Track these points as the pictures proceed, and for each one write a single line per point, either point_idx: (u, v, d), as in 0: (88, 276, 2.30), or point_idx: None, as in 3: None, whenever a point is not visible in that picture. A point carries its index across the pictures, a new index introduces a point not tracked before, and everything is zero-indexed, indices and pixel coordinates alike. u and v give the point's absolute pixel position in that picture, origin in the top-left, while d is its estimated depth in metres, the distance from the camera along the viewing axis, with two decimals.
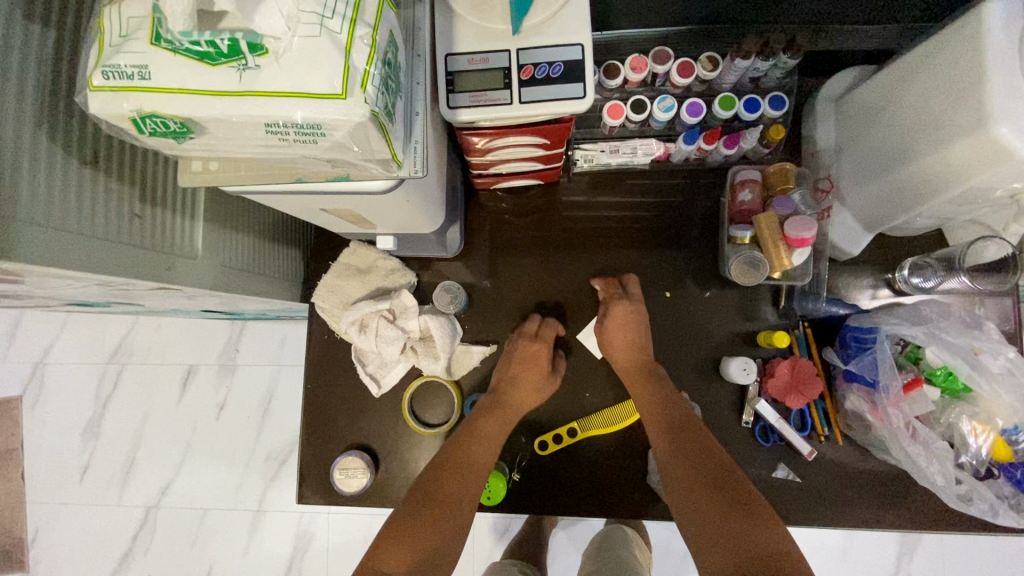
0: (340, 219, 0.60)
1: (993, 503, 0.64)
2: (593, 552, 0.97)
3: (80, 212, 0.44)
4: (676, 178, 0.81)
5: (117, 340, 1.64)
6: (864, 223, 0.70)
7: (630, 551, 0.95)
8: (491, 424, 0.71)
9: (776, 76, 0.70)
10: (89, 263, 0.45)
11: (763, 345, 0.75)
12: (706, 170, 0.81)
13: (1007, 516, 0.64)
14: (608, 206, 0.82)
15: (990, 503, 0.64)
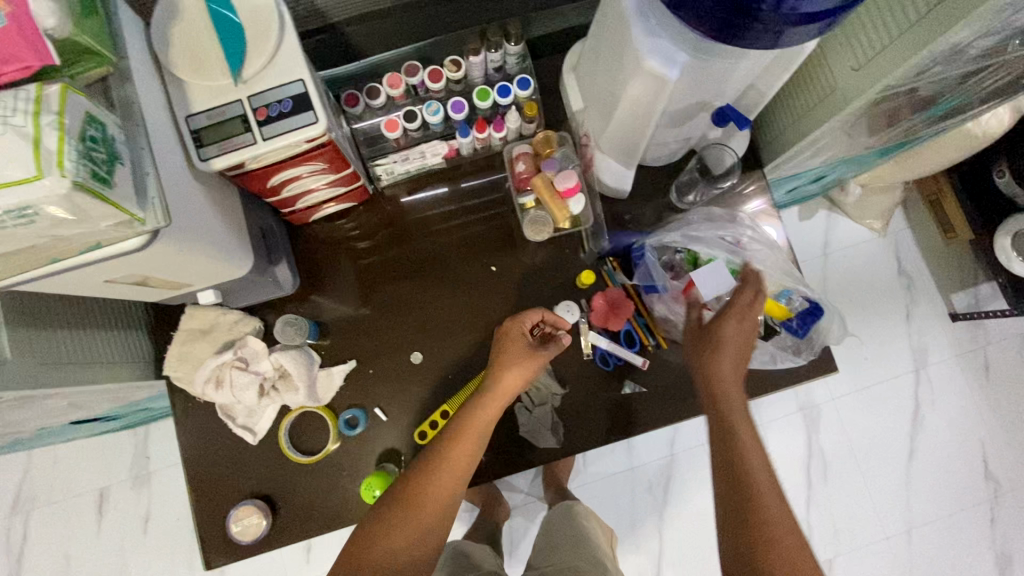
0: (144, 286, 0.64)
1: (769, 352, 0.79)
2: (549, 536, 0.99)
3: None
4: (477, 175, 0.92)
5: (14, 489, 1.54)
6: (622, 161, 0.81)
7: (584, 526, 0.98)
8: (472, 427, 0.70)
9: (513, 62, 0.81)
10: None
11: (580, 287, 0.86)
12: (497, 159, 0.92)
13: (784, 360, 0.80)
14: (425, 213, 0.91)
15: (767, 353, 0.79)
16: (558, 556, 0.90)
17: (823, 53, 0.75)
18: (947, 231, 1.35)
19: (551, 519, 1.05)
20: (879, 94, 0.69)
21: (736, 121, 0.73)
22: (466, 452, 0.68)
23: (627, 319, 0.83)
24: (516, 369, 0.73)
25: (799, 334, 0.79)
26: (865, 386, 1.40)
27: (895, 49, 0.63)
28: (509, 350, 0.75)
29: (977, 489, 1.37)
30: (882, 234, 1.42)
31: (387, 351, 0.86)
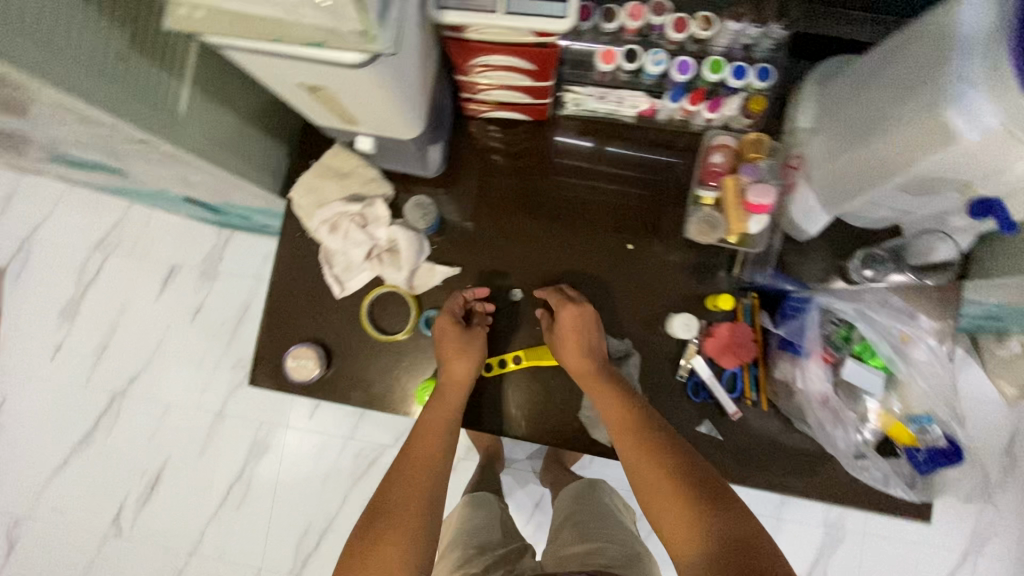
0: (322, 106, 0.62)
1: (885, 472, 0.72)
2: (572, 506, 1.09)
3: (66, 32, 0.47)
4: (637, 149, 0.85)
5: (105, 228, 1.67)
6: (825, 204, 0.72)
7: (602, 505, 1.09)
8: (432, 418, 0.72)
9: (766, 47, 0.72)
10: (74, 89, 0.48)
11: (707, 307, 0.79)
12: (666, 145, 0.84)
13: (895, 487, 0.72)
14: (570, 161, 0.85)
15: (883, 471, 0.72)
16: (588, 525, 1.01)
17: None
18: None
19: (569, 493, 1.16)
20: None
21: (999, 223, 0.59)
22: (427, 461, 0.68)
23: (742, 362, 0.76)
24: (460, 359, 0.75)
25: (918, 468, 0.71)
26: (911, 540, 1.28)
27: None
28: (450, 343, 0.76)
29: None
30: (1017, 407, 1.25)
31: (492, 275, 0.83)
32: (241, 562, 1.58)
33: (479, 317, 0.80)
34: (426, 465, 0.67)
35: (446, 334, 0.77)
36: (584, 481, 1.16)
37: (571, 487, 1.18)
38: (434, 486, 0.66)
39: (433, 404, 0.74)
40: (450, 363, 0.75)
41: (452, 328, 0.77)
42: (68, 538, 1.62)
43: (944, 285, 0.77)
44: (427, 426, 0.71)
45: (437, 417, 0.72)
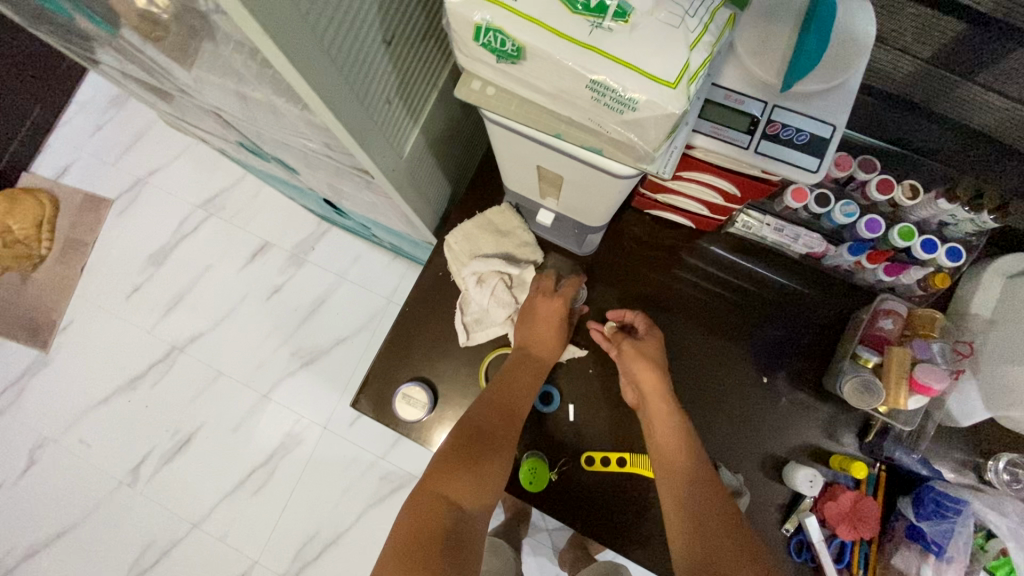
0: (532, 179, 0.63)
1: None
2: None
3: (365, 72, 0.50)
4: (772, 272, 0.83)
5: (216, 190, 1.73)
6: (988, 400, 0.69)
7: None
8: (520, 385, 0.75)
9: (964, 230, 0.70)
10: (351, 123, 0.50)
11: (832, 465, 0.75)
12: (802, 275, 0.82)
13: None
14: (700, 270, 0.84)
15: None
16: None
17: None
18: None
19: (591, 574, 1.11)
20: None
21: None
22: (512, 413, 0.73)
23: (859, 537, 0.72)
24: (553, 333, 0.78)
25: None
26: None
27: None
28: (548, 322, 0.79)
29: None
30: None
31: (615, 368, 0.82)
32: (240, 549, 1.55)
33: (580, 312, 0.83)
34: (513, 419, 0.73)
35: (543, 307, 0.79)
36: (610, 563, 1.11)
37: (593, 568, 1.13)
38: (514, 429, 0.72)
39: (519, 368, 0.77)
40: (542, 339, 0.78)
41: (554, 308, 0.78)
42: (84, 474, 1.62)
43: None
44: (517, 384, 0.76)
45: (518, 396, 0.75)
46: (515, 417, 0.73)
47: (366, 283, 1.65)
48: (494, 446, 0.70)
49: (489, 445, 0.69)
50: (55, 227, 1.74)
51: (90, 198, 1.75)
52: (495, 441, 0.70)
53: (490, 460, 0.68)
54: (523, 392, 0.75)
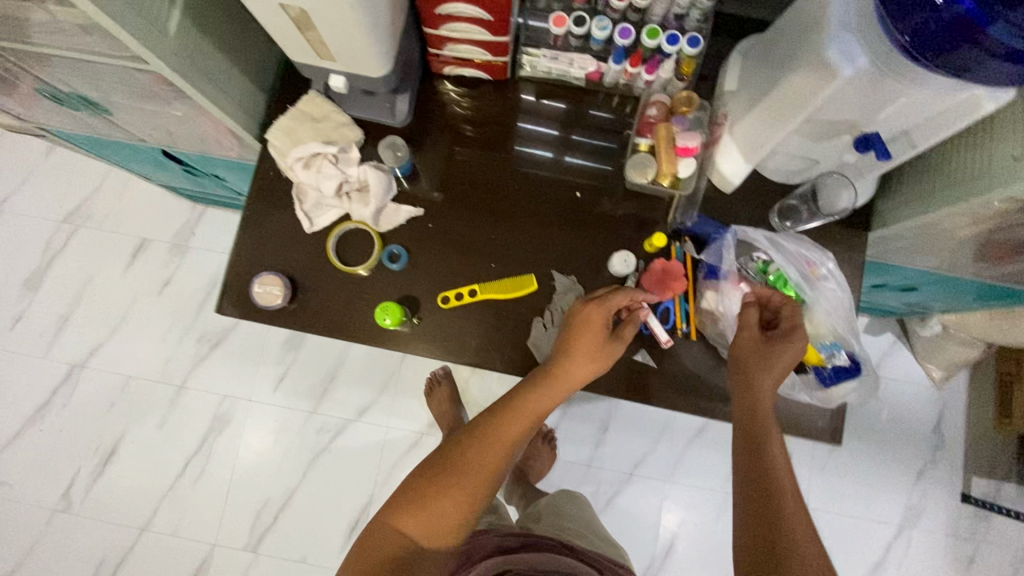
0: (299, 34, 0.69)
1: (792, 381, 0.78)
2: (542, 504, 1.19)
3: None
4: (596, 139, 0.93)
5: (78, 201, 1.68)
6: (744, 153, 0.82)
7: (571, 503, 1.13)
8: (536, 407, 0.77)
9: (695, 19, 0.83)
10: None
11: (644, 248, 0.87)
12: (617, 133, 0.93)
13: (799, 393, 0.78)
14: (539, 152, 0.93)
15: (790, 380, 0.78)
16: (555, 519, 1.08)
17: (992, 122, 0.72)
18: (1006, 417, 1.50)
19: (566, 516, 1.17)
20: (1000, 201, 0.71)
21: (877, 151, 0.72)
22: (495, 451, 0.74)
23: (674, 295, 0.84)
24: (589, 358, 0.78)
25: (824, 382, 0.78)
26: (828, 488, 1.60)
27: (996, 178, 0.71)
28: (585, 347, 0.77)
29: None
30: (937, 386, 1.62)
31: (454, 222, 0.90)
32: (195, 537, 1.56)
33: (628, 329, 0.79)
34: (496, 452, 0.74)
35: (584, 335, 0.78)
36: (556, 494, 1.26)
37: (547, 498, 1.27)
38: (496, 470, 0.74)
39: (520, 406, 0.77)
40: (573, 362, 0.77)
41: (599, 327, 0.78)
42: (10, 515, 1.57)
43: (846, 236, 0.88)
44: (509, 426, 0.76)
45: (509, 433, 0.75)
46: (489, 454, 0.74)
47: None
48: (467, 477, 0.72)
49: (463, 476, 0.72)
50: None
51: None
52: (464, 478, 0.72)
53: (461, 487, 0.72)
54: (517, 426, 0.76)
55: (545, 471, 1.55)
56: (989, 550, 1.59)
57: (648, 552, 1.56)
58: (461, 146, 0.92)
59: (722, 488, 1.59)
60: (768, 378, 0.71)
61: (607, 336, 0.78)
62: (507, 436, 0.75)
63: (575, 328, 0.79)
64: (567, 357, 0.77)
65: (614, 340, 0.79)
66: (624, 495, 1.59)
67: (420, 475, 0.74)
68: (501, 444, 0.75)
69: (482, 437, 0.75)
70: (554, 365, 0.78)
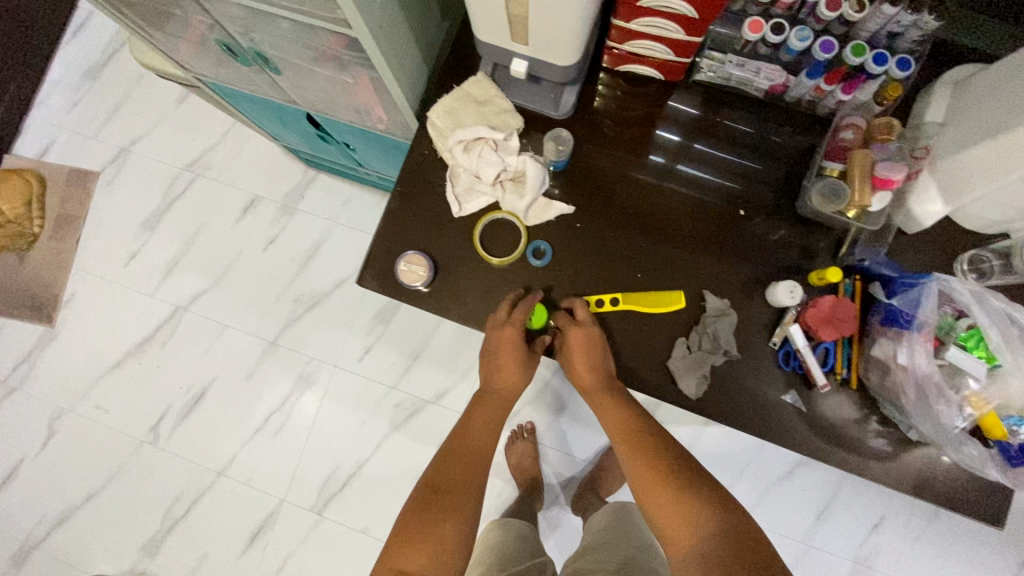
0: (502, 15, 0.67)
1: (980, 453, 0.71)
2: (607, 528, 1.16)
3: None
4: (731, 153, 0.87)
5: (200, 152, 1.75)
6: (944, 193, 0.74)
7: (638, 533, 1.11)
8: (472, 425, 0.82)
9: (911, 39, 0.75)
10: None
11: (810, 281, 0.81)
12: (789, 155, 0.87)
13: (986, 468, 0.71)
14: (666, 159, 0.88)
15: (977, 452, 0.71)
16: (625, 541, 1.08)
17: None
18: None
19: (614, 540, 1.09)
20: None
21: None
22: (460, 474, 0.75)
23: (840, 337, 0.77)
24: (510, 373, 0.83)
25: (1011, 462, 0.71)
26: (924, 559, 1.48)
27: None
28: (508, 359, 0.82)
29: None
30: None
31: (603, 224, 0.86)
32: (266, 490, 1.60)
33: (541, 342, 0.83)
34: (472, 466, 0.76)
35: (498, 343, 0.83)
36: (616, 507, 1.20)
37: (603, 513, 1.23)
38: (465, 489, 0.73)
39: (455, 437, 0.81)
40: (498, 372, 0.84)
41: (513, 343, 0.81)
42: (104, 438, 1.66)
43: None
44: (454, 449, 0.79)
45: (461, 449, 0.78)
46: (452, 472, 0.75)
47: (358, 224, 1.69)
48: (446, 500, 0.71)
49: (443, 507, 0.70)
50: (45, 205, 1.76)
51: (75, 173, 1.77)
52: (434, 511, 0.70)
53: (446, 516, 0.70)
54: (479, 440, 0.80)
55: (617, 487, 1.50)
56: None
57: None
58: (618, 145, 0.88)
59: (801, 538, 1.49)
60: (595, 373, 0.79)
61: (521, 351, 0.82)
62: (460, 456, 0.77)
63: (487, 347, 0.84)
64: (494, 369, 0.84)
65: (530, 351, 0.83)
66: None
67: (393, 533, 0.69)
68: (459, 465, 0.76)
69: (434, 469, 0.76)
70: (489, 385, 0.85)
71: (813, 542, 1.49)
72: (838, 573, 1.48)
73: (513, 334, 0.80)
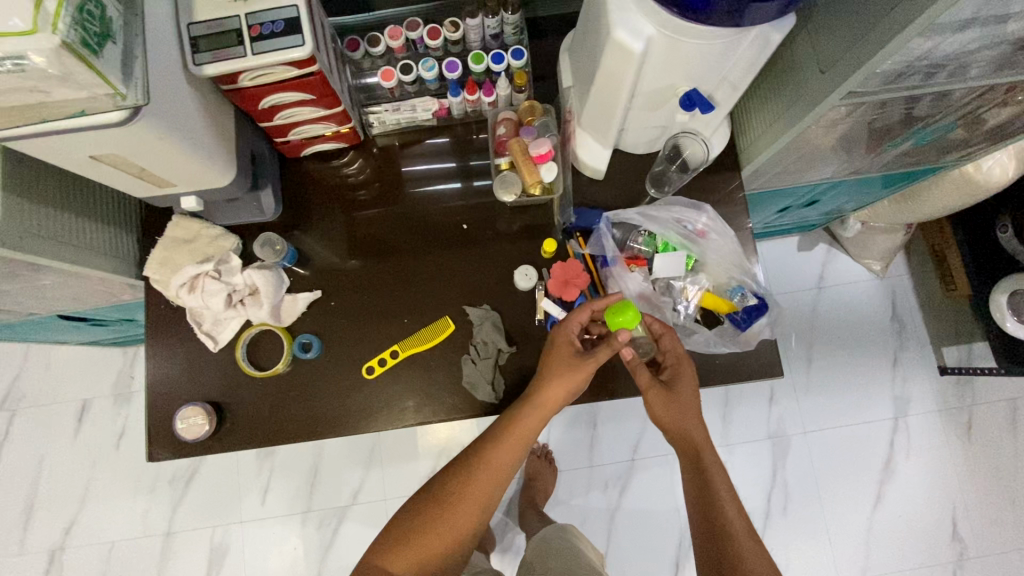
0: (126, 175, 0.69)
1: (709, 336, 0.80)
2: (549, 550, 1.14)
3: None
4: (434, 179, 0.95)
5: (6, 386, 1.63)
6: (601, 141, 0.84)
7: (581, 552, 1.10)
8: (531, 420, 0.74)
9: (511, 33, 0.86)
10: None
11: (543, 257, 0.90)
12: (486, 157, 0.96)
13: (720, 346, 0.80)
14: (390, 207, 0.94)
15: (707, 336, 0.81)
16: (564, 559, 1.08)
17: (794, 44, 0.76)
18: (951, 285, 1.56)
19: (551, 553, 1.12)
20: (827, 112, 0.73)
21: (701, 105, 0.74)
22: (494, 473, 0.73)
23: (583, 291, 0.86)
24: (565, 379, 0.75)
25: (740, 326, 0.80)
26: (821, 404, 1.64)
27: (810, 93, 0.73)
28: (558, 366, 0.75)
29: (937, 531, 1.58)
30: (881, 276, 1.66)
31: (354, 293, 0.90)
32: None
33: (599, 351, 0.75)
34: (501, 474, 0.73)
35: (558, 356, 0.76)
36: (557, 528, 1.20)
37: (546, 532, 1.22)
38: (490, 498, 0.73)
39: (514, 432, 0.74)
40: (556, 375, 0.75)
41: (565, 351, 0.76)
42: None
43: (720, 180, 0.91)
44: (505, 447, 0.73)
45: (510, 449, 0.74)
46: (490, 475, 0.73)
47: None
48: (462, 504, 0.72)
49: (458, 513, 0.71)
50: None
51: None
52: (459, 509, 0.71)
53: (456, 516, 0.71)
54: (510, 452, 0.74)
55: (550, 486, 1.55)
56: (982, 410, 1.64)
57: (675, 528, 1.57)
58: (337, 218, 0.93)
59: (721, 442, 1.61)
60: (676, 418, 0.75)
61: (577, 354, 0.76)
62: (507, 457, 0.74)
63: (552, 347, 0.77)
64: (549, 370, 0.76)
65: (585, 357, 0.75)
66: (633, 482, 1.59)
67: (410, 509, 0.73)
68: (495, 471, 0.73)
69: (471, 461, 0.74)
70: (545, 385, 0.75)
71: (732, 439, 1.61)
72: (763, 455, 1.60)
73: (569, 330, 0.77)
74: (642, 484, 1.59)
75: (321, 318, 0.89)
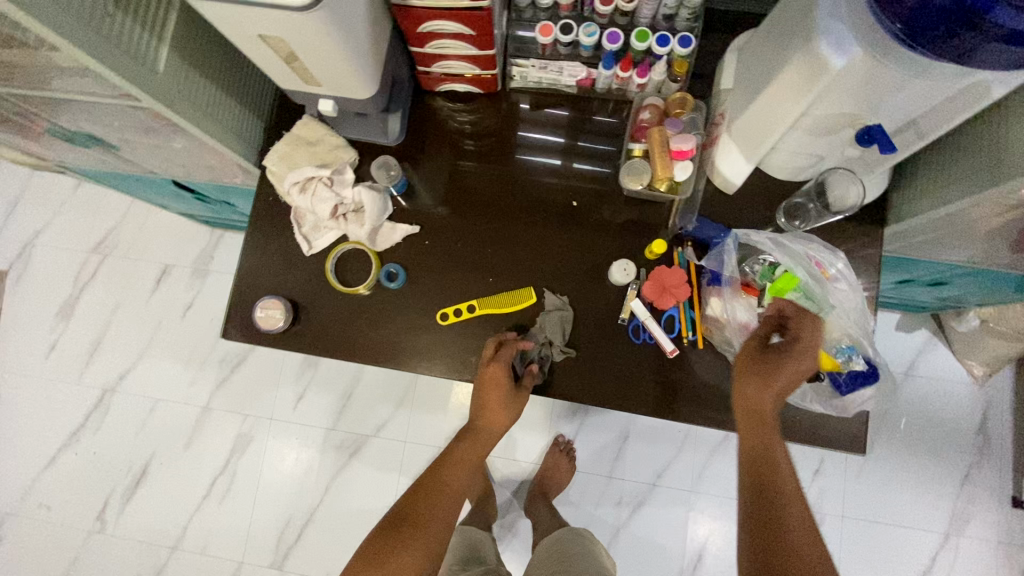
0: (282, 62, 0.70)
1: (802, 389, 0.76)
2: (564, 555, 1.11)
3: None
4: (556, 148, 0.92)
5: (104, 232, 1.75)
6: (745, 155, 0.78)
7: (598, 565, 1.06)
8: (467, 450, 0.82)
9: (685, 17, 0.80)
10: (71, 37, 0.56)
11: (645, 256, 0.86)
12: (617, 138, 0.92)
13: (810, 402, 0.76)
14: (505, 163, 0.92)
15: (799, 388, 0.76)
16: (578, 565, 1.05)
17: (1005, 105, 0.67)
18: None
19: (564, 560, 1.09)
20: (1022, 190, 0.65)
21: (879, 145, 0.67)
22: (442, 492, 0.78)
23: (678, 302, 0.82)
24: (499, 409, 0.82)
25: (839, 389, 0.75)
26: (867, 493, 1.53)
27: (1009, 163, 0.65)
28: (494, 395, 0.81)
29: None
30: (980, 383, 1.51)
31: (448, 238, 0.89)
32: (221, 554, 1.58)
33: (530, 377, 0.82)
34: (447, 494, 0.78)
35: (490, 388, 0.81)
36: (571, 534, 1.18)
37: (558, 536, 1.20)
38: (446, 516, 0.76)
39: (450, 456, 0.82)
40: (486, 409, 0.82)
41: (502, 380, 0.80)
42: (53, 536, 1.63)
43: (858, 230, 0.84)
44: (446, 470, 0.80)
45: (453, 474, 0.80)
46: (444, 496, 0.78)
47: None
48: (422, 525, 0.74)
49: (422, 535, 0.73)
50: None
51: None
52: (426, 529, 0.73)
53: (419, 535, 0.73)
54: (459, 475, 0.80)
55: (564, 483, 1.53)
56: None
57: (675, 565, 1.52)
58: (451, 160, 0.92)
59: None
60: (773, 391, 0.67)
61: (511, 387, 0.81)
62: (454, 480, 0.80)
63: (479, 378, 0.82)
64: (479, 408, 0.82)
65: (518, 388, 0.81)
66: (647, 506, 1.55)
67: (375, 533, 0.73)
68: (443, 488, 0.78)
69: (418, 490, 0.78)
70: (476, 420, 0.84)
71: None
72: None
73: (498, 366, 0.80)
74: (655, 510, 1.54)
75: (411, 253, 0.89)
